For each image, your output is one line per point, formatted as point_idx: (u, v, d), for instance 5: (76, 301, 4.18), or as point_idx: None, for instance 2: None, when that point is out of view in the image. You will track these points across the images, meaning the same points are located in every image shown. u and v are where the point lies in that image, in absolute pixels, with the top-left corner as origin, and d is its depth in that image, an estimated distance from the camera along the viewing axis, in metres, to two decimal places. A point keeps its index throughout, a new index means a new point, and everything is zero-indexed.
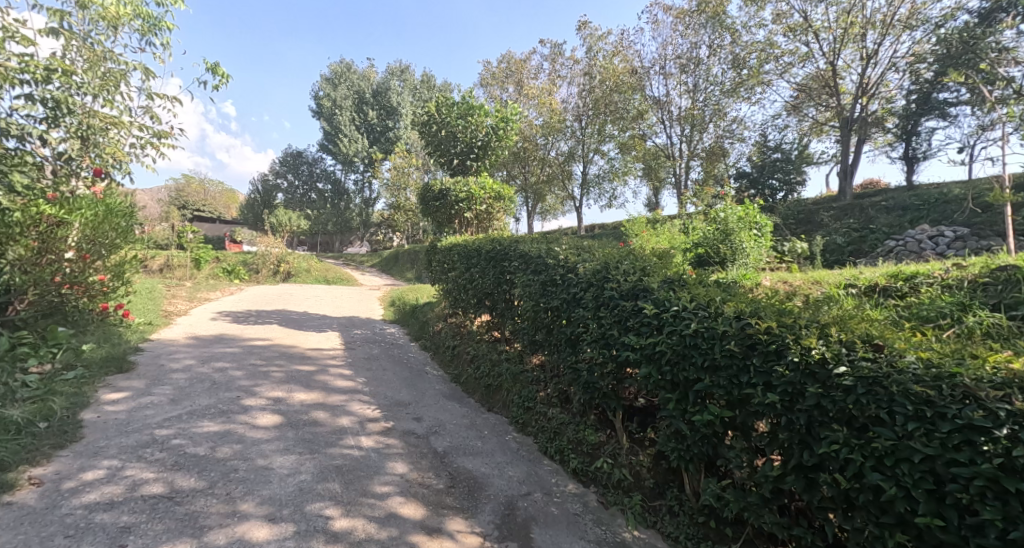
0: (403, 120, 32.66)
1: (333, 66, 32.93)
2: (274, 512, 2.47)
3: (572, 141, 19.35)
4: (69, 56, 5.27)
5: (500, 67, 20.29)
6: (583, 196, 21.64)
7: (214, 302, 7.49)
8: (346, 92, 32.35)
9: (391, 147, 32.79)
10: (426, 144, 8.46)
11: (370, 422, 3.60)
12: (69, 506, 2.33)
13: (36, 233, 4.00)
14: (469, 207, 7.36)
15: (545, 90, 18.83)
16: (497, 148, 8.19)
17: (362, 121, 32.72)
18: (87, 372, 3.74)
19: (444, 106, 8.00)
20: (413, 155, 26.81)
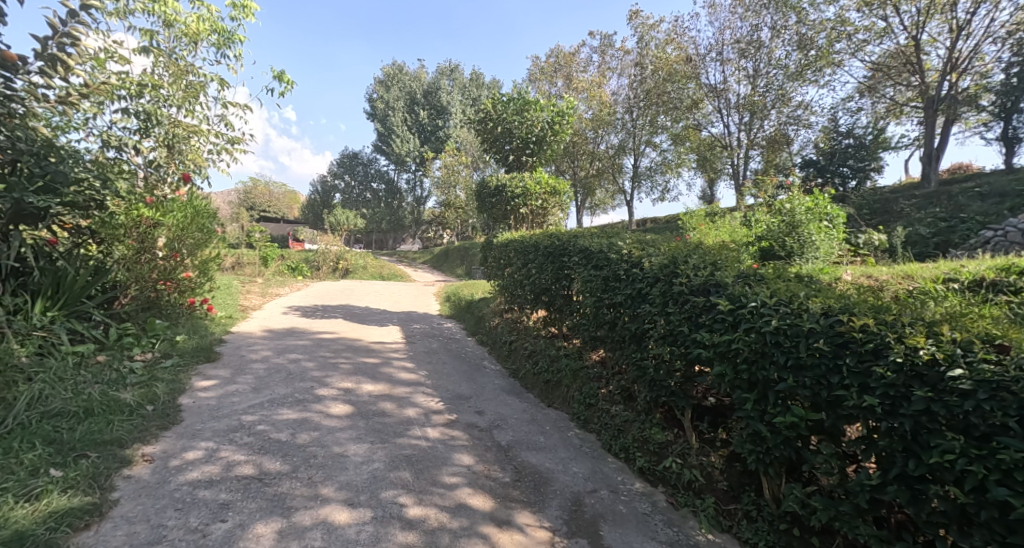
0: (451, 119, 33.19)
1: (385, 69, 34.04)
2: (353, 498, 2.60)
3: (622, 134, 19.00)
4: (158, 72, 5.80)
5: (549, 61, 20.20)
6: (633, 190, 21.19)
7: (285, 297, 7.99)
8: (397, 94, 33.20)
9: (441, 146, 33.48)
10: (481, 141, 8.56)
11: (434, 414, 3.70)
12: (176, 482, 2.60)
13: (136, 233, 4.51)
14: (524, 203, 7.38)
15: (595, 82, 18.57)
16: (552, 142, 8.14)
17: (413, 121, 33.59)
18: (181, 360, 4.10)
19: (501, 103, 8.06)
20: (462, 153, 27.30)
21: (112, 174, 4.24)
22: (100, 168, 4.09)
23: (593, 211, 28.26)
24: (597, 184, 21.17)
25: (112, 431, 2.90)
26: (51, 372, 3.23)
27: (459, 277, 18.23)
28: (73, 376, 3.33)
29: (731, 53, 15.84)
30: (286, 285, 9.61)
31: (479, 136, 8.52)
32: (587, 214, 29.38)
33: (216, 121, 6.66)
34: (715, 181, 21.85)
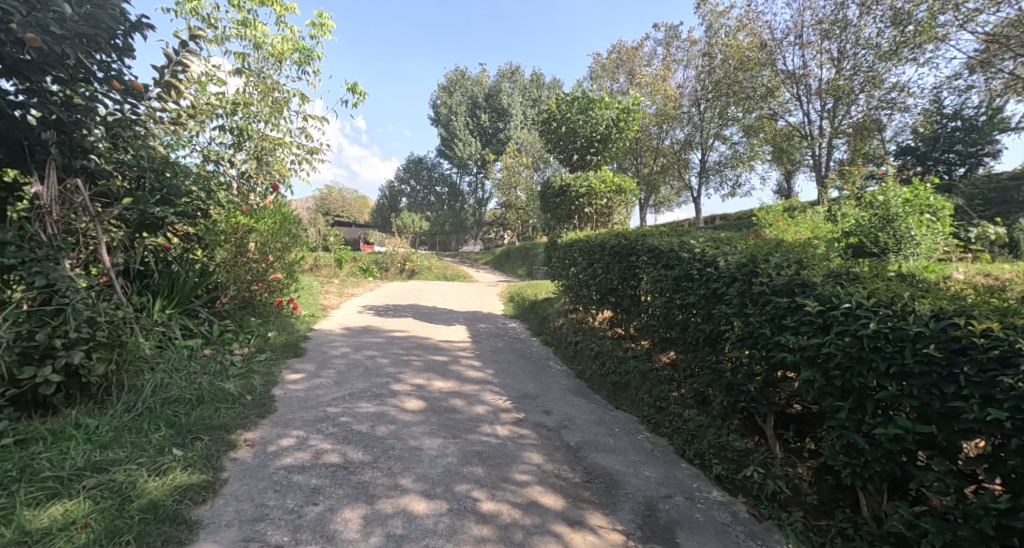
0: (512, 121, 33.55)
1: (448, 75, 35.11)
2: (429, 489, 2.73)
3: (689, 128, 18.57)
4: (248, 90, 6.38)
5: (610, 58, 19.89)
6: (701, 185, 20.29)
7: (359, 297, 8.51)
8: (460, 98, 34.06)
9: (502, 148, 34.04)
10: (545, 142, 8.60)
11: (502, 412, 3.78)
12: (273, 466, 2.88)
13: (234, 239, 4.98)
14: (589, 202, 7.31)
15: (659, 76, 18.03)
16: (617, 140, 7.99)
17: (475, 125, 34.36)
18: (273, 355, 4.50)
19: (565, 103, 8.04)
20: (523, 154, 27.61)
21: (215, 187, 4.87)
22: (194, 178, 4.57)
23: (656, 208, 27.37)
24: (663, 181, 20.60)
25: (219, 417, 3.27)
26: (169, 363, 3.68)
27: (521, 277, 18.43)
28: (187, 366, 3.77)
29: (812, 36, 14.70)
30: (360, 285, 10.24)
31: (543, 138, 8.58)
32: (651, 211, 28.58)
33: (298, 133, 7.22)
34: (793, 173, 20.41)
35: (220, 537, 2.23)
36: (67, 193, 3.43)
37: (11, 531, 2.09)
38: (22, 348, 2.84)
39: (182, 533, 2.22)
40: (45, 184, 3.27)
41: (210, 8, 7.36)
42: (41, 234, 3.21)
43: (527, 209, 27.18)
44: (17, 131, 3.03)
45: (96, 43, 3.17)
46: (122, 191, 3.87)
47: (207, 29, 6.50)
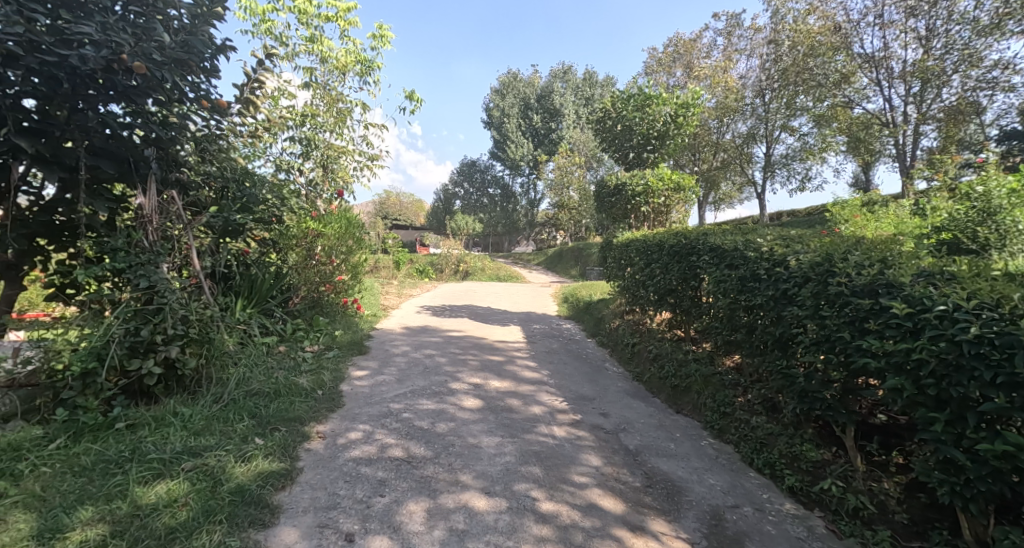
0: (564, 121, 33.45)
1: (501, 79, 35.61)
2: (488, 487, 2.78)
3: (752, 121, 17.69)
4: (315, 102, 6.80)
5: (667, 51, 19.39)
6: (765, 180, 19.23)
7: (417, 297, 8.86)
8: (511, 100, 34.32)
9: (554, 148, 33.97)
10: (600, 141, 8.51)
11: (559, 413, 3.79)
12: (343, 458, 3.06)
13: (305, 244, 5.41)
14: (646, 201, 7.15)
15: (720, 68, 17.33)
16: (675, 136, 7.77)
17: (527, 126, 34.61)
18: (340, 352, 4.79)
19: (621, 101, 7.92)
20: (575, 154, 27.41)
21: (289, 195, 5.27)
22: (267, 186, 4.93)
23: (715, 205, 26.24)
24: (724, 176, 19.74)
25: (293, 410, 3.52)
26: (251, 358, 4.00)
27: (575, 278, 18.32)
28: (265, 361, 4.09)
29: (894, 14, 13.51)
30: (418, 286, 10.65)
31: (599, 137, 8.50)
32: (711, 208, 27.43)
33: (360, 141, 7.60)
34: (871, 164, 18.84)
35: (299, 522, 2.41)
36: (165, 204, 3.80)
37: (126, 505, 2.38)
38: (130, 343, 3.19)
39: (266, 517, 2.41)
40: (147, 195, 3.60)
41: (283, 28, 7.93)
42: (144, 241, 3.54)
43: (580, 209, 27.00)
44: (126, 150, 3.44)
45: (188, 68, 3.52)
46: (209, 200, 4.26)
47: (279, 47, 7.01)
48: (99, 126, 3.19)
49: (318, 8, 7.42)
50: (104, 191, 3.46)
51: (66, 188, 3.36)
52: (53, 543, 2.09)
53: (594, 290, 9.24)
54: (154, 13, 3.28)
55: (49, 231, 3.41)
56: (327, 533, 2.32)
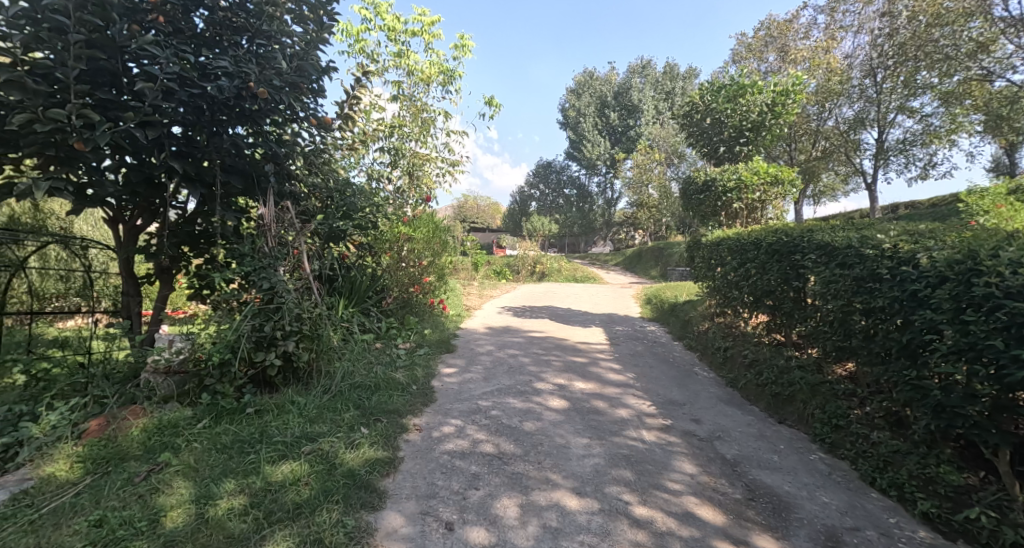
0: (643, 117, 32.49)
1: (577, 78, 35.60)
2: (579, 487, 2.80)
3: (860, 104, 16.00)
4: (402, 114, 7.23)
5: (758, 36, 18.21)
6: (875, 169, 17.27)
7: (498, 298, 9.11)
8: (587, 100, 34.08)
9: (633, 145, 33.06)
10: (687, 136, 8.17)
11: (647, 417, 3.72)
12: (438, 450, 3.24)
13: (397, 247, 5.83)
14: (738, 197, 6.78)
15: (820, 49, 15.91)
16: (773, 126, 7.24)
17: (604, 125, 34.20)
18: (430, 350, 5.06)
19: (710, 92, 7.55)
20: (655, 150, 26.59)
21: (383, 204, 5.68)
22: (364, 194, 5.33)
23: (815, 199, 23.99)
24: (826, 167, 18.04)
25: (392, 403, 3.79)
26: (354, 353, 4.35)
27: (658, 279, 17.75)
28: (366, 356, 4.43)
29: None
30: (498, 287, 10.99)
31: (687, 132, 8.17)
32: (810, 202, 25.20)
33: (442, 148, 7.96)
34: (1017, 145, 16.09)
35: (402, 507, 2.58)
36: (281, 213, 4.17)
37: (260, 480, 2.70)
38: (256, 338, 3.59)
39: (374, 501, 2.62)
40: (267, 205, 4.02)
41: (374, 47, 8.54)
42: (265, 247, 3.93)
43: (660, 207, 26.20)
44: (250, 166, 3.91)
45: (301, 91, 3.93)
46: (316, 209, 4.69)
47: (371, 64, 7.56)
48: (232, 148, 3.67)
49: (405, 24, 7.88)
50: (234, 203, 3.94)
51: (205, 201, 3.86)
52: (207, 508, 2.44)
53: (681, 290, 9.08)
54: (274, 44, 3.72)
55: (191, 239, 3.96)
56: (429, 520, 2.48)
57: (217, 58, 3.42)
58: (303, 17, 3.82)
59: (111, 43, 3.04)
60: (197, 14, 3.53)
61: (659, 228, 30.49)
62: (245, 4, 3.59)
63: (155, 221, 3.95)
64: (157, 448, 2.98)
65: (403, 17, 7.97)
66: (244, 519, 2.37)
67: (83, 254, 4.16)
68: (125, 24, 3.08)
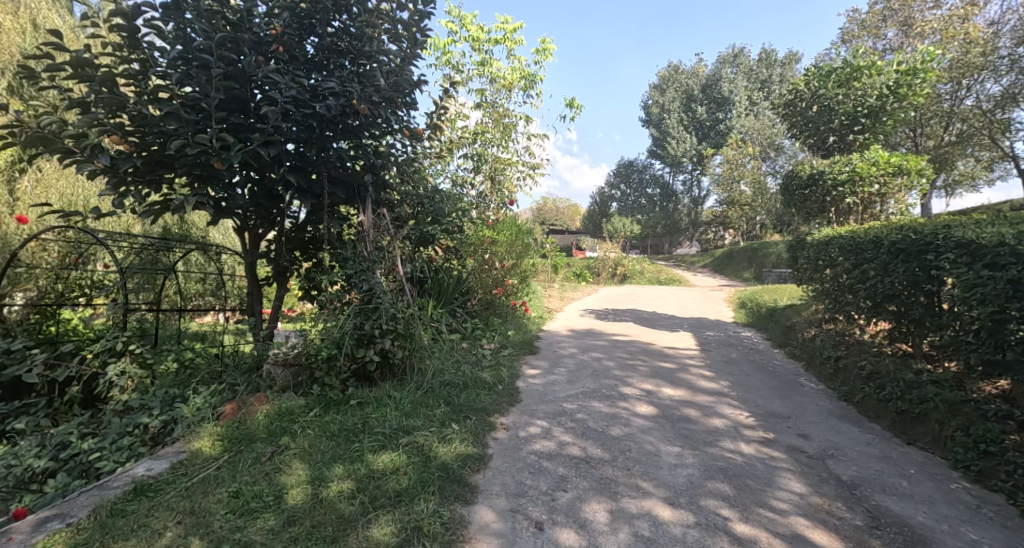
0: (734, 109, 30.53)
1: (661, 74, 34.88)
2: (672, 498, 2.69)
3: (1013, 75, 12.48)
4: (484, 120, 7.45)
5: (875, 11, 16.48)
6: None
7: (579, 300, 9.07)
8: (671, 95, 33.11)
9: (722, 140, 31.34)
10: (790, 127, 7.53)
11: (746, 429, 3.49)
12: (526, 450, 3.29)
13: (482, 250, 6.05)
14: (852, 191, 6.13)
15: (957, 17, 13.90)
16: (898, 110, 6.44)
17: (691, 120, 32.77)
18: (514, 351, 5.17)
19: (818, 78, 6.88)
20: (749, 144, 24.92)
21: (469, 210, 5.91)
22: (451, 200, 5.57)
23: (949, 190, 20.79)
24: (963, 153, 15.61)
25: (480, 401, 3.92)
26: (444, 351, 4.56)
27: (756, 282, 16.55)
28: (455, 355, 4.62)
29: None
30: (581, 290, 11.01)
31: (790, 123, 7.49)
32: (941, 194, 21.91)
33: (523, 152, 8.08)
34: None
35: (494, 504, 2.66)
36: (377, 220, 4.48)
37: (364, 467, 2.92)
38: (358, 335, 3.89)
39: (467, 495, 2.72)
40: (365, 213, 4.33)
41: (459, 57, 8.90)
42: (364, 252, 4.25)
43: (754, 204, 24.65)
44: (353, 177, 4.25)
45: (396, 105, 4.19)
46: (409, 215, 4.98)
47: (457, 74, 7.88)
48: (337, 161, 4.02)
49: (488, 33, 8.11)
50: (338, 211, 4.32)
51: (314, 211, 4.26)
52: (321, 490, 2.69)
53: (781, 290, 9.19)
54: (373, 63, 4.01)
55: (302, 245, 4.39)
56: (520, 518, 2.52)
57: (325, 79, 3.79)
58: (397, 36, 4.08)
59: (242, 74, 3.48)
60: (309, 41, 3.92)
61: (751, 226, 28.54)
62: (349, 28, 3.93)
63: (273, 229, 4.44)
64: (278, 432, 3.35)
65: (486, 26, 8.21)
66: (353, 502, 2.58)
67: (217, 259, 4.78)
68: (252, 56, 3.52)
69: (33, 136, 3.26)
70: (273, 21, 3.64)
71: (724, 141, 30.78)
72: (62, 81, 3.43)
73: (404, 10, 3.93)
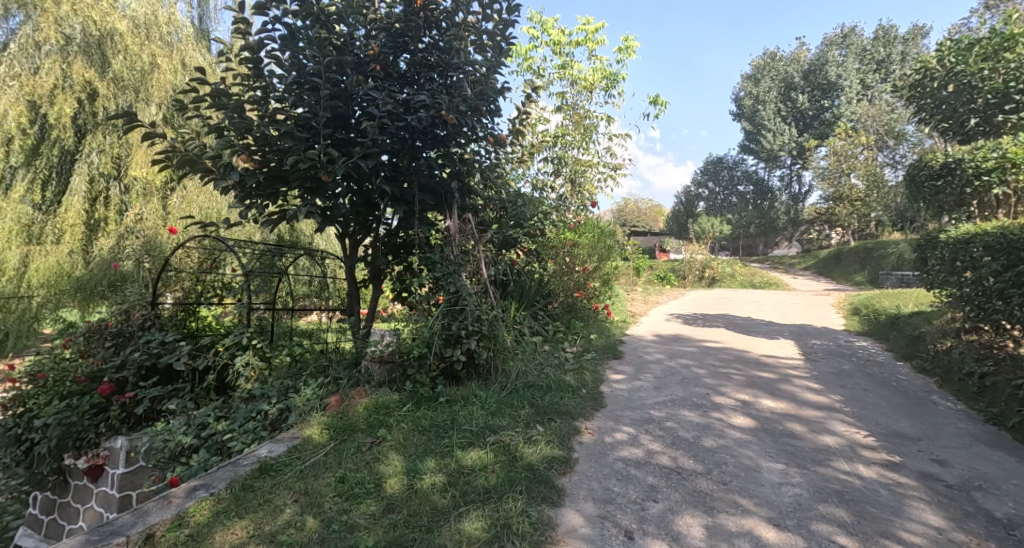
0: (843, 95, 27.78)
1: (757, 62, 33.32)
2: (777, 518, 2.47)
3: None
4: (565, 123, 7.49)
5: None
6: None
7: (664, 304, 8.75)
8: (768, 84, 31.22)
9: (828, 130, 28.61)
10: (921, 110, 6.65)
11: (863, 449, 3.13)
12: (613, 456, 3.22)
13: (564, 254, 6.11)
14: (1003, 179, 5.18)
15: None
16: None
17: (791, 109, 30.64)
18: (597, 355, 5.11)
19: (955, 53, 6.01)
20: (862, 132, 22.61)
21: (549, 212, 5.97)
22: (532, 204, 5.65)
23: None
24: None
25: (564, 404, 3.91)
26: (526, 354, 4.61)
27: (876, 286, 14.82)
28: (537, 357, 4.65)
29: None
30: (665, 294, 10.64)
31: (918, 106, 6.69)
32: None
33: (604, 153, 7.98)
34: None
35: (581, 508, 2.63)
36: (463, 224, 4.64)
37: (454, 462, 3.04)
38: (445, 335, 4.05)
39: (554, 497, 2.72)
40: (452, 218, 4.53)
41: (540, 62, 9.03)
42: (451, 255, 4.42)
43: (868, 199, 22.18)
44: (440, 185, 4.46)
45: (481, 113, 4.33)
46: (492, 219, 5.12)
47: (538, 79, 8.00)
48: (427, 169, 4.24)
49: (568, 36, 8.12)
50: (427, 217, 4.56)
51: (405, 217, 4.53)
52: (416, 482, 2.83)
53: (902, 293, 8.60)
54: (461, 74, 4.17)
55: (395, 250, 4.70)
56: (608, 525, 2.46)
57: (417, 93, 4.03)
58: (483, 46, 4.22)
59: (345, 93, 3.80)
60: (402, 58, 4.19)
61: (863, 224, 25.64)
62: (438, 43, 4.14)
63: (369, 235, 4.79)
64: (375, 424, 3.59)
65: (567, 29, 8.24)
66: (445, 495, 2.69)
67: (322, 263, 5.26)
68: (354, 76, 3.83)
69: (182, 158, 3.81)
70: (371, 42, 3.94)
71: (830, 131, 28.04)
72: (203, 110, 3.96)
73: (489, 21, 4.05)
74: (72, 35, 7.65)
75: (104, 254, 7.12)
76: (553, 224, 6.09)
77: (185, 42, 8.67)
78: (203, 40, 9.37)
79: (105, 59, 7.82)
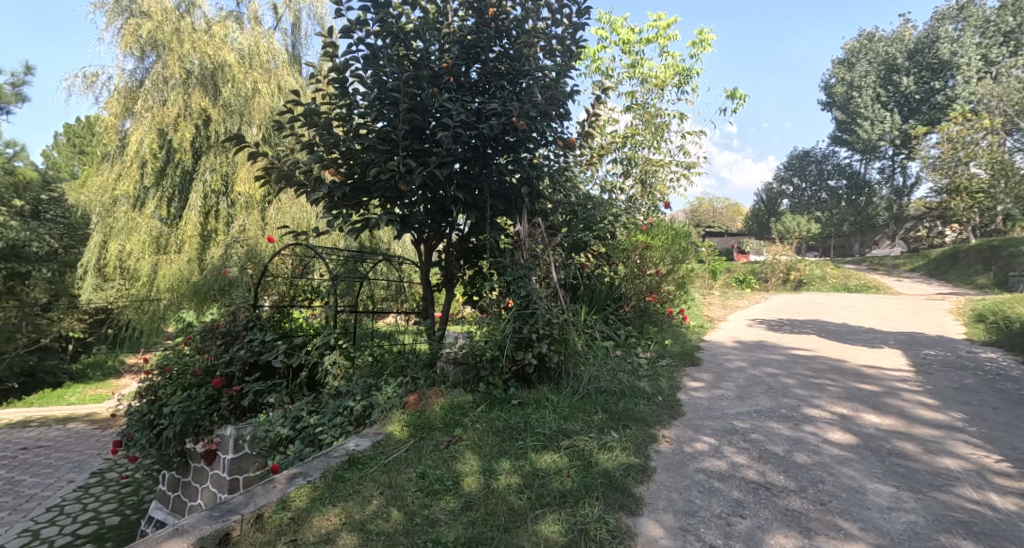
0: (959, 75, 24.74)
1: (852, 46, 30.59)
2: (887, 545, 2.22)
3: None
4: (635, 123, 7.33)
5: None
6: None
7: (745, 309, 8.24)
8: (864, 69, 28.67)
9: (937, 115, 25.59)
10: None
11: (994, 475, 2.74)
12: (693, 467, 3.07)
13: (636, 256, 5.96)
14: None
15: None
16: None
17: (893, 94, 27.86)
18: (673, 361, 4.92)
19: None
20: (982, 116, 20.03)
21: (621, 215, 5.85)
22: (603, 206, 5.56)
23: None
24: None
25: (639, 411, 3.80)
26: (598, 358, 4.53)
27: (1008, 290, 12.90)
28: (609, 363, 4.55)
29: None
30: (746, 298, 10.02)
31: None
32: None
33: (678, 151, 7.69)
34: None
35: (661, 519, 2.53)
36: (533, 229, 4.65)
37: (529, 465, 3.05)
38: (517, 338, 4.06)
39: (632, 506, 2.64)
40: (522, 222, 4.56)
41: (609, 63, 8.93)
42: (521, 259, 4.43)
43: (991, 191, 19.50)
44: (511, 191, 4.50)
45: (550, 117, 4.33)
46: (562, 223, 5.10)
47: (607, 80, 7.90)
48: (498, 175, 4.31)
49: (638, 34, 7.95)
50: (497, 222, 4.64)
51: (477, 222, 4.64)
52: (493, 482, 2.87)
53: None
54: (531, 80, 4.21)
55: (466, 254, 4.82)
56: (691, 539, 2.35)
57: (488, 102, 4.13)
58: (553, 50, 4.23)
59: (421, 105, 3.98)
60: (473, 68, 4.33)
61: (985, 219, 22.48)
62: (508, 51, 4.23)
63: (443, 241, 4.97)
64: (452, 423, 3.71)
65: (637, 27, 8.08)
66: (521, 496, 2.71)
67: (399, 268, 5.53)
68: (430, 88, 4.00)
69: (279, 174, 4.19)
70: (445, 55, 4.10)
71: (942, 115, 24.99)
72: (297, 129, 4.33)
73: (559, 25, 4.06)
74: (192, 69, 8.68)
75: (215, 261, 7.93)
76: (624, 227, 5.97)
77: (280, 67, 9.51)
78: (295, 64, 10.23)
79: (217, 88, 8.80)
